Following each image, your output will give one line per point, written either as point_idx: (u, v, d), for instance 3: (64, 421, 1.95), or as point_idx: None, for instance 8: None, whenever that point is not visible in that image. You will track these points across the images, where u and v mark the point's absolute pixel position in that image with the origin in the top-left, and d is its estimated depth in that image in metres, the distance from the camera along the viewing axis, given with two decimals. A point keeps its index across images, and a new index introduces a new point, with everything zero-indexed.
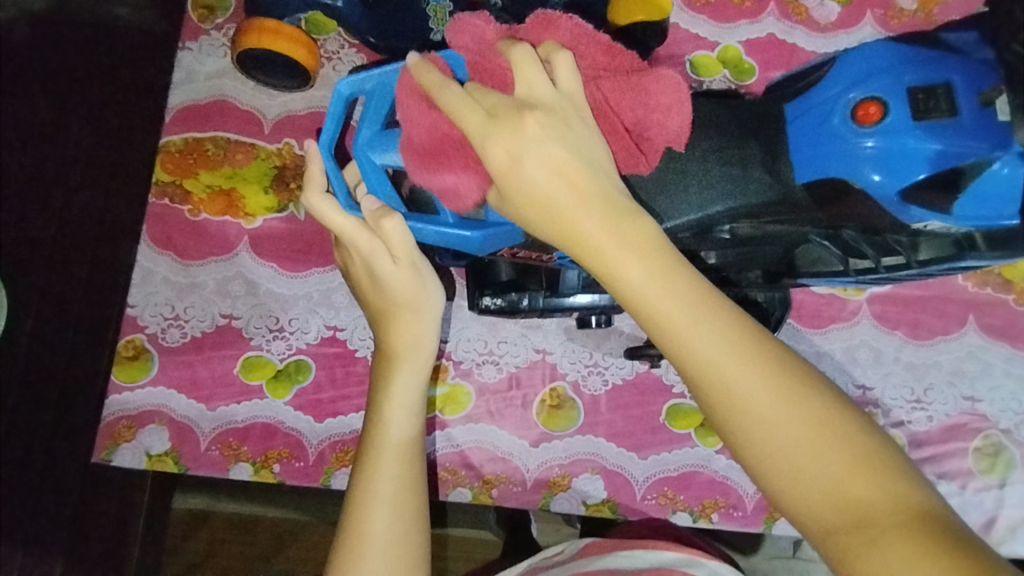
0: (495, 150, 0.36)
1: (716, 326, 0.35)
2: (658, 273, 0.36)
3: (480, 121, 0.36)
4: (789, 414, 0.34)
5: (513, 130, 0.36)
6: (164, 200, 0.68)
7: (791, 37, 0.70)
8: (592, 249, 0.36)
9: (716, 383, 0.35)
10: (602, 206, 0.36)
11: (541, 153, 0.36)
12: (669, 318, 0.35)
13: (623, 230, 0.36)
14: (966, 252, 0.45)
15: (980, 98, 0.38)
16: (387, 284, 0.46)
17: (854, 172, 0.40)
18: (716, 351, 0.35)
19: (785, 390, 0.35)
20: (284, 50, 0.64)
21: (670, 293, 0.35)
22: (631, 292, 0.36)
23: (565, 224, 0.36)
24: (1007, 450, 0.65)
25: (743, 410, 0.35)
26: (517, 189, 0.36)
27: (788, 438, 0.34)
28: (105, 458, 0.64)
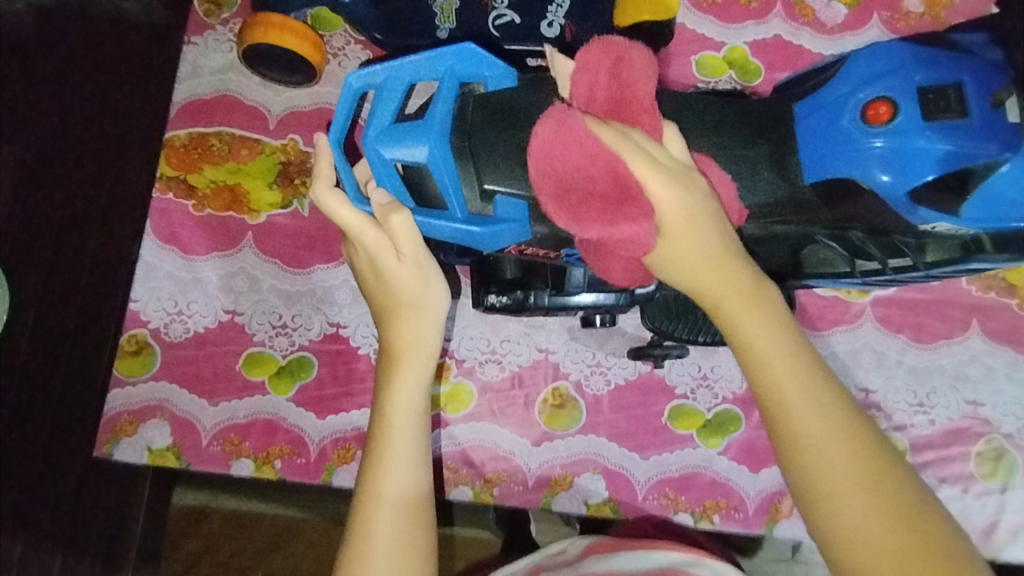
0: (680, 208, 0.38)
1: (833, 412, 0.39)
2: (778, 343, 0.40)
3: (661, 175, 0.38)
4: (876, 502, 0.38)
5: (693, 186, 0.39)
6: (168, 194, 0.68)
7: (798, 39, 0.70)
8: (731, 320, 0.41)
9: (808, 449, 0.39)
10: (748, 289, 0.41)
11: (712, 233, 0.40)
12: (783, 381, 0.39)
13: (762, 312, 0.41)
14: (973, 254, 0.45)
15: (991, 99, 0.39)
16: (392, 282, 0.46)
17: (863, 172, 0.40)
18: (828, 432, 0.39)
19: (872, 472, 0.38)
20: (290, 45, 0.64)
21: (794, 373, 0.40)
22: (760, 364, 0.40)
23: (709, 284, 0.40)
24: (1009, 455, 0.65)
25: (830, 479, 0.38)
26: (682, 247, 0.40)
27: (873, 522, 0.38)
28: (106, 453, 0.64)
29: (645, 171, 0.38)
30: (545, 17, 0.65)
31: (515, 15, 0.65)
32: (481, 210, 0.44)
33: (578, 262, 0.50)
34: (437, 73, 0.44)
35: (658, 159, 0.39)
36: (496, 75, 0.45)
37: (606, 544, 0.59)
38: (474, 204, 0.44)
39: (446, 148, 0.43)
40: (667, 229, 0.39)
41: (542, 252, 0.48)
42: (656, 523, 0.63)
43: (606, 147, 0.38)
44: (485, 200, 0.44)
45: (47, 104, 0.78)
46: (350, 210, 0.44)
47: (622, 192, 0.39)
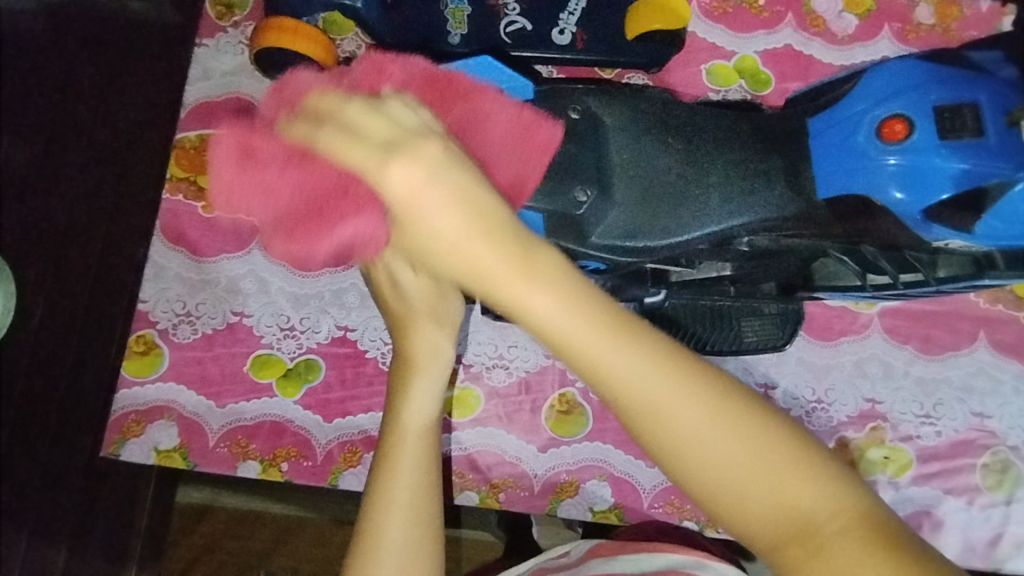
0: (397, 173, 0.31)
1: (638, 360, 0.31)
2: (564, 288, 0.32)
3: (371, 152, 0.32)
4: (721, 432, 0.32)
5: (414, 150, 0.32)
6: (178, 196, 0.68)
7: (809, 48, 0.70)
8: (497, 286, 0.32)
9: (639, 407, 0.31)
10: (506, 236, 0.32)
11: (435, 205, 0.31)
12: (579, 338, 0.31)
13: (527, 259, 0.32)
14: (986, 270, 0.45)
15: (1006, 118, 0.38)
16: (412, 295, 0.43)
17: (878, 190, 0.41)
18: (647, 383, 0.31)
19: (712, 409, 0.32)
20: (302, 50, 0.64)
21: (585, 326, 0.31)
22: (547, 323, 0.31)
23: (468, 252, 0.31)
24: (1014, 467, 0.65)
25: (671, 433, 0.31)
26: (416, 223, 0.32)
27: (723, 459, 0.31)
28: (114, 453, 0.64)
29: (350, 152, 0.33)
30: (557, 24, 0.65)
31: (527, 22, 0.65)
32: None
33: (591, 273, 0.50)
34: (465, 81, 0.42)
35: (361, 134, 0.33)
36: (513, 88, 0.44)
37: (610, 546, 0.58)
38: None
39: None
40: (396, 211, 0.32)
41: None
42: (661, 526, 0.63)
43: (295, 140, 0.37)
44: None
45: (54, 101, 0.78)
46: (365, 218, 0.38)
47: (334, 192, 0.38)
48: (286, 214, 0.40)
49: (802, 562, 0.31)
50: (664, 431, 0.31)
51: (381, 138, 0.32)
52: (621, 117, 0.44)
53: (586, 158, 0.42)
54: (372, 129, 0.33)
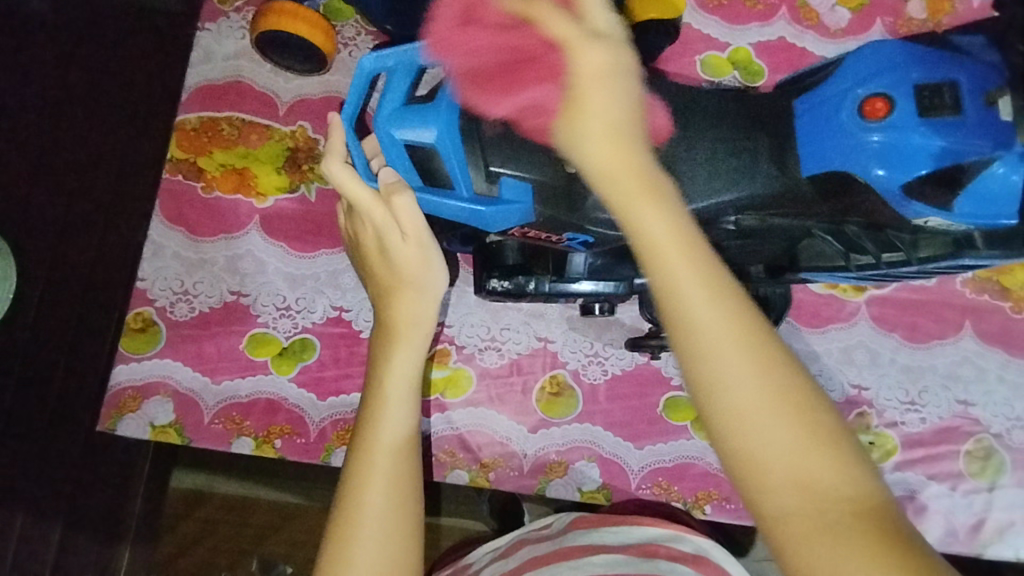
0: (593, 57, 0.37)
1: (727, 300, 0.35)
2: (668, 226, 0.35)
3: (583, 33, 0.38)
4: (770, 390, 0.33)
5: (617, 51, 0.38)
6: (177, 176, 0.69)
7: (801, 41, 0.71)
8: (619, 198, 0.36)
9: (705, 341, 0.34)
10: (644, 168, 0.37)
11: (609, 102, 0.37)
12: (667, 265, 0.35)
13: (653, 190, 0.36)
14: (964, 251, 0.46)
15: (985, 98, 0.39)
16: (396, 260, 0.47)
17: (860, 166, 0.42)
18: (722, 321, 0.34)
19: (772, 372, 0.34)
20: (303, 32, 0.65)
21: (686, 256, 0.35)
22: (649, 243, 0.35)
23: (605, 160, 0.37)
24: (997, 454, 0.66)
25: (726, 373, 0.34)
26: (587, 108, 0.37)
27: (766, 412, 0.33)
28: (109, 427, 0.65)
29: (561, 23, 0.38)
30: None
31: None
32: (486, 191, 0.44)
33: (579, 247, 0.50)
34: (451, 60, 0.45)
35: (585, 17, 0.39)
36: None
37: (590, 519, 0.60)
38: (479, 185, 0.44)
39: (453, 128, 0.43)
40: (576, 78, 0.37)
41: (544, 235, 0.48)
42: (644, 505, 0.64)
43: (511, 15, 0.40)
44: (490, 181, 0.44)
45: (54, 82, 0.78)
46: (358, 185, 0.44)
47: (536, 55, 0.39)
48: (478, 74, 0.42)
49: (807, 536, 0.32)
50: (728, 365, 0.34)
51: (595, 24, 0.38)
52: None
53: None
54: (590, 16, 0.39)
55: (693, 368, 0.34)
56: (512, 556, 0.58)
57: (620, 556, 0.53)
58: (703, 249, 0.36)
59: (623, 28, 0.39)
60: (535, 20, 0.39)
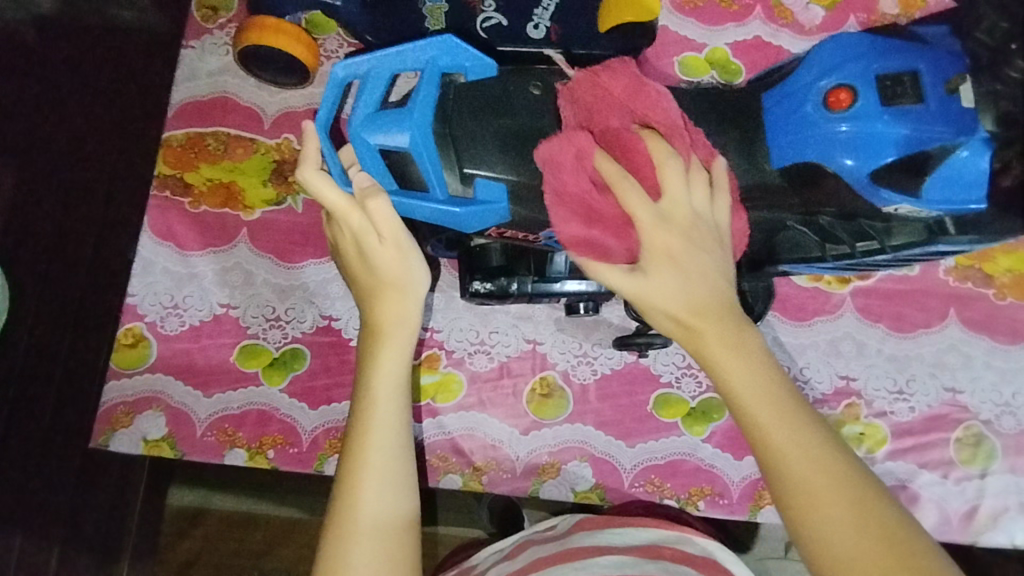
0: (660, 242, 0.42)
1: (813, 439, 0.40)
2: (754, 380, 0.42)
3: (656, 217, 0.42)
4: (860, 525, 0.38)
5: (683, 235, 0.42)
6: (165, 192, 0.70)
7: (777, 40, 0.72)
8: (706, 352, 0.42)
9: (794, 484, 0.39)
10: (727, 323, 0.42)
11: (694, 275, 0.42)
12: (754, 413, 0.41)
13: (737, 347, 0.42)
14: (937, 236, 0.48)
15: (946, 86, 0.41)
16: (375, 263, 0.47)
17: (828, 156, 0.43)
18: (808, 463, 0.39)
19: (859, 507, 0.38)
20: (283, 46, 0.65)
21: (772, 404, 0.41)
22: (736, 394, 0.41)
23: (695, 321, 0.42)
24: (987, 440, 0.66)
25: (817, 511, 0.38)
26: (666, 281, 0.42)
27: (860, 546, 0.38)
28: (102, 443, 0.65)
29: (637, 202, 0.42)
30: (531, 19, 0.65)
31: (503, 18, 0.65)
32: (462, 192, 0.45)
33: (556, 246, 0.51)
34: (423, 65, 0.46)
35: (663, 196, 0.43)
36: (476, 67, 0.47)
37: (596, 521, 0.60)
38: (454, 187, 0.45)
39: (427, 132, 0.44)
40: (647, 254, 0.42)
41: (520, 235, 0.48)
42: (644, 505, 0.64)
43: (603, 173, 0.43)
44: (465, 183, 0.45)
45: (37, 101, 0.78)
46: (333, 192, 0.45)
47: (608, 214, 0.44)
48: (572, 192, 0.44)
49: None
50: (821, 501, 0.38)
51: (664, 207, 0.42)
52: None
53: (546, 133, 0.45)
54: (669, 194, 0.42)
55: (787, 504, 0.39)
56: (517, 557, 0.58)
57: (627, 558, 0.53)
58: (785, 394, 0.42)
59: (700, 206, 0.43)
60: (617, 190, 0.43)
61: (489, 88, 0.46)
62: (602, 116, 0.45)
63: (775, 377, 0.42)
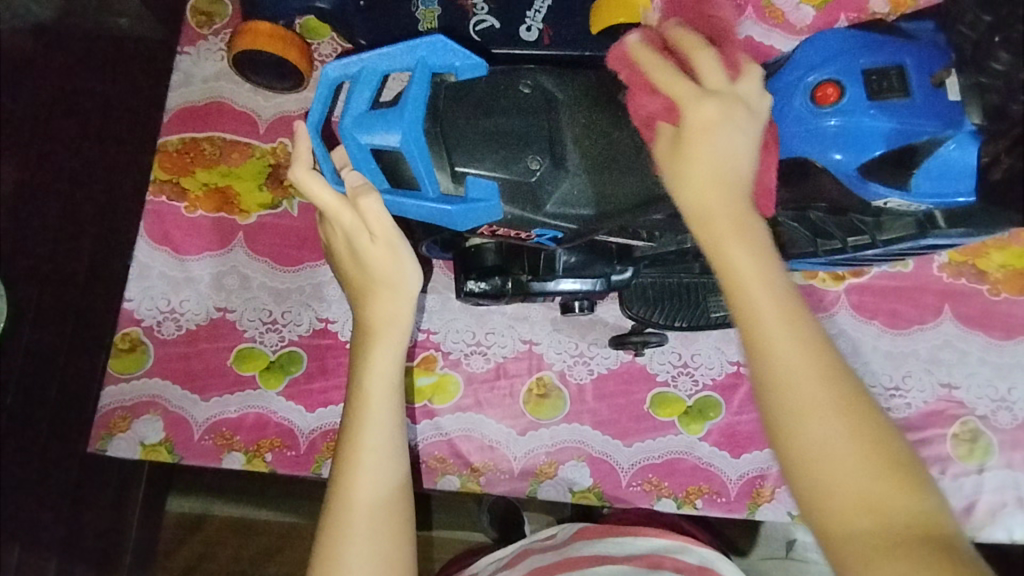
0: (700, 112, 0.39)
1: (809, 327, 0.36)
2: (756, 259, 0.37)
3: (699, 90, 0.39)
4: (842, 419, 0.34)
5: (726, 109, 0.39)
6: (161, 197, 0.70)
7: (769, 39, 0.73)
8: (708, 231, 0.38)
9: (776, 367, 0.35)
10: (733, 203, 0.38)
11: (715, 147, 0.39)
12: (750, 291, 0.36)
13: (741, 225, 0.38)
14: (928, 231, 0.48)
15: (932, 79, 0.42)
16: (368, 261, 0.47)
17: (817, 151, 0.43)
18: (798, 348, 0.35)
19: (843, 400, 0.35)
20: (278, 51, 0.66)
21: (775, 291, 0.36)
22: (737, 278, 0.37)
23: (700, 194, 0.38)
24: (984, 435, 0.66)
25: (796, 398, 0.35)
26: (688, 152, 0.39)
27: (837, 439, 0.34)
28: (100, 448, 0.65)
29: (675, 79, 0.40)
30: (524, 22, 0.66)
31: (495, 21, 0.66)
32: (453, 191, 0.45)
33: (549, 243, 0.51)
34: (412, 64, 0.46)
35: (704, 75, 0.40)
36: (467, 66, 0.47)
37: (597, 529, 0.60)
38: (446, 185, 0.45)
39: (418, 130, 0.44)
40: (687, 128, 0.39)
41: (513, 233, 0.49)
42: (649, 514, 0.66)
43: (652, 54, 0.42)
44: (457, 181, 0.45)
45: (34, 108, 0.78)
46: (325, 191, 0.45)
47: (653, 90, 0.42)
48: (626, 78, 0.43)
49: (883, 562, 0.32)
50: (808, 398, 0.34)
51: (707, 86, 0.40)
52: (570, 91, 0.48)
53: (537, 131, 0.46)
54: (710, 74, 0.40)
55: (766, 386, 0.35)
56: (517, 565, 0.58)
57: (626, 567, 0.54)
58: (790, 285, 0.37)
59: (746, 89, 0.40)
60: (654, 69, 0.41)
61: (480, 87, 0.46)
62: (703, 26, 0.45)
63: (774, 261, 0.38)
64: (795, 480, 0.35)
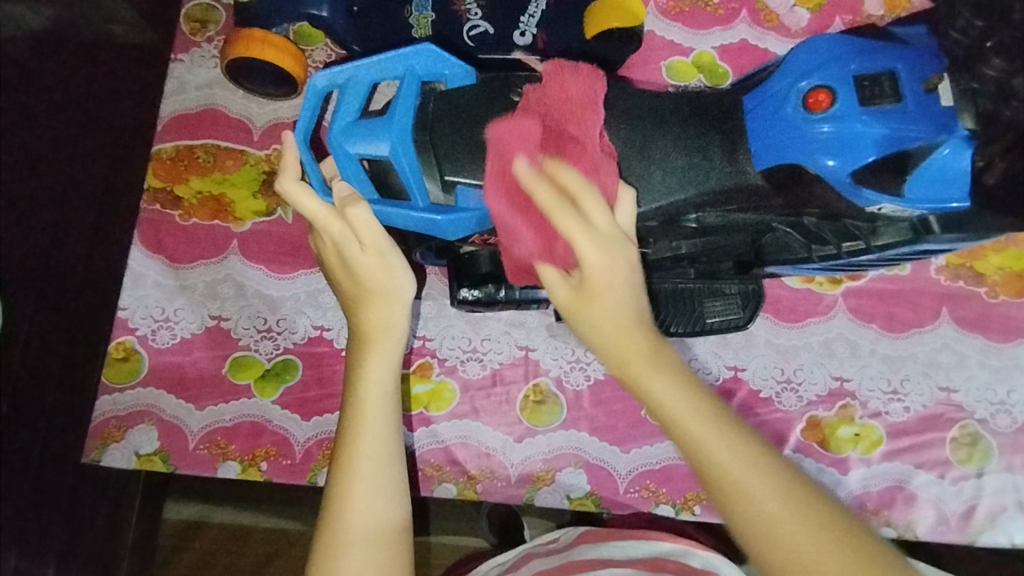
0: (593, 265, 0.40)
1: (739, 436, 0.40)
2: (677, 385, 0.41)
3: (595, 237, 0.40)
4: (806, 519, 0.37)
5: (617, 255, 0.40)
6: (155, 206, 0.70)
7: (764, 42, 0.73)
8: (631, 373, 0.41)
9: (729, 485, 0.38)
10: (646, 341, 0.41)
11: (613, 299, 0.41)
12: (681, 419, 0.40)
13: (657, 354, 0.41)
14: (922, 236, 0.48)
15: (924, 85, 0.42)
16: (359, 271, 0.47)
17: (809, 156, 0.43)
18: (738, 460, 0.39)
19: (799, 500, 0.38)
20: (272, 59, 0.65)
21: (698, 417, 0.40)
22: (669, 414, 0.40)
23: (615, 335, 0.41)
24: (984, 439, 0.66)
25: (758, 512, 0.38)
26: (591, 301, 0.41)
27: (809, 541, 0.37)
28: (94, 459, 0.65)
29: (570, 227, 0.40)
30: (518, 27, 0.66)
31: (489, 26, 0.66)
32: (443, 200, 0.46)
33: None
34: (402, 74, 0.46)
35: (587, 216, 0.40)
36: (455, 75, 0.47)
37: (599, 533, 0.60)
38: (435, 195, 0.45)
39: (407, 141, 0.44)
40: (588, 283, 0.40)
41: None
42: (650, 519, 0.66)
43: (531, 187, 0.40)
44: (446, 190, 0.45)
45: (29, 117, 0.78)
46: (313, 201, 0.45)
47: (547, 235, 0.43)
48: (508, 207, 0.43)
49: None
50: (764, 502, 0.38)
51: (595, 226, 0.40)
52: None
53: None
54: (592, 211, 0.40)
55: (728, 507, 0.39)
56: (519, 571, 0.58)
57: (629, 571, 0.54)
58: (711, 404, 0.41)
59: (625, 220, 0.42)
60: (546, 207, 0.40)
61: (471, 92, 0.46)
62: (573, 118, 0.44)
63: (692, 384, 0.41)
64: None
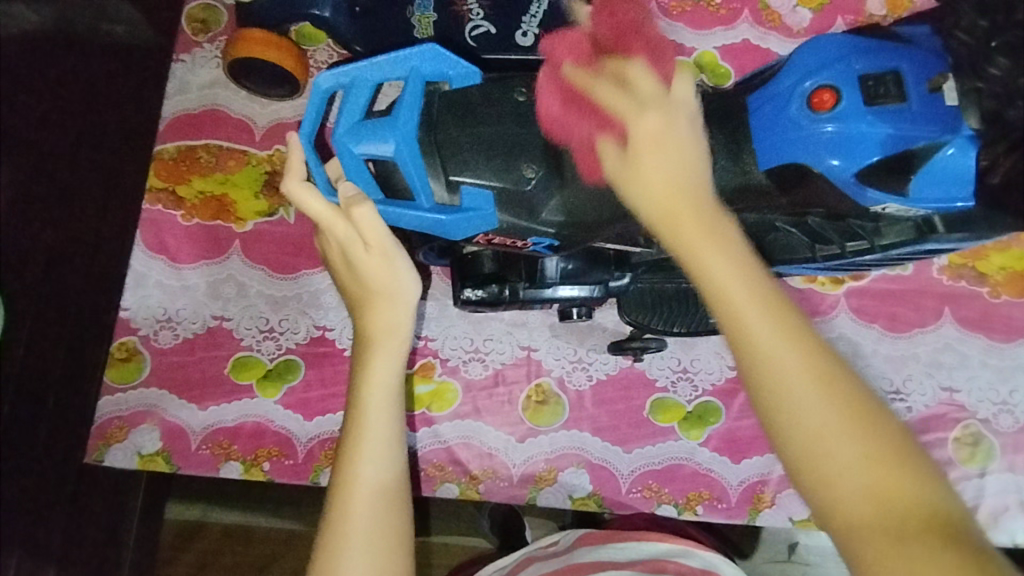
0: (641, 130, 0.39)
1: (786, 314, 0.36)
2: (726, 253, 0.37)
3: (638, 104, 0.40)
4: (833, 406, 0.34)
5: (666, 123, 0.40)
6: (157, 206, 0.70)
7: (766, 43, 0.73)
8: (675, 236, 0.38)
9: (762, 361, 0.35)
10: (697, 211, 0.38)
11: (659, 166, 0.39)
12: (726, 288, 0.36)
13: (709, 224, 0.38)
14: (927, 235, 0.48)
15: (928, 85, 0.41)
16: (364, 272, 0.47)
17: (813, 156, 0.43)
18: (779, 338, 0.35)
19: (832, 389, 0.34)
20: (273, 59, 0.66)
21: (751, 295, 0.36)
22: (712, 277, 0.36)
23: (660, 195, 0.38)
24: (986, 439, 0.66)
25: (783, 389, 0.34)
26: (635, 168, 0.39)
27: (832, 428, 0.34)
28: (96, 459, 0.65)
29: (615, 102, 0.41)
30: (520, 27, 0.65)
31: (491, 27, 0.66)
32: (447, 201, 0.46)
33: (546, 251, 0.51)
34: (405, 73, 0.46)
35: (635, 89, 0.41)
36: (459, 74, 0.47)
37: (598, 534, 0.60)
38: (441, 196, 0.45)
39: (412, 142, 0.44)
40: (636, 144, 0.39)
41: (509, 242, 0.49)
42: (651, 518, 0.66)
43: (580, 84, 0.42)
44: (451, 191, 0.45)
45: (30, 117, 0.78)
46: (318, 201, 0.45)
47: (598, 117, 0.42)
48: (559, 101, 0.43)
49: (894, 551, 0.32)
50: (796, 381, 0.34)
51: (638, 98, 0.40)
52: None
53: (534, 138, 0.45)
54: (638, 84, 0.41)
55: (754, 382, 0.35)
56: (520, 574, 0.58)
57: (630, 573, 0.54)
58: (763, 280, 0.37)
59: (683, 94, 0.41)
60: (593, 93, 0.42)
61: (475, 92, 0.46)
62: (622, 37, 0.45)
63: (748, 258, 0.37)
64: (798, 480, 0.34)
